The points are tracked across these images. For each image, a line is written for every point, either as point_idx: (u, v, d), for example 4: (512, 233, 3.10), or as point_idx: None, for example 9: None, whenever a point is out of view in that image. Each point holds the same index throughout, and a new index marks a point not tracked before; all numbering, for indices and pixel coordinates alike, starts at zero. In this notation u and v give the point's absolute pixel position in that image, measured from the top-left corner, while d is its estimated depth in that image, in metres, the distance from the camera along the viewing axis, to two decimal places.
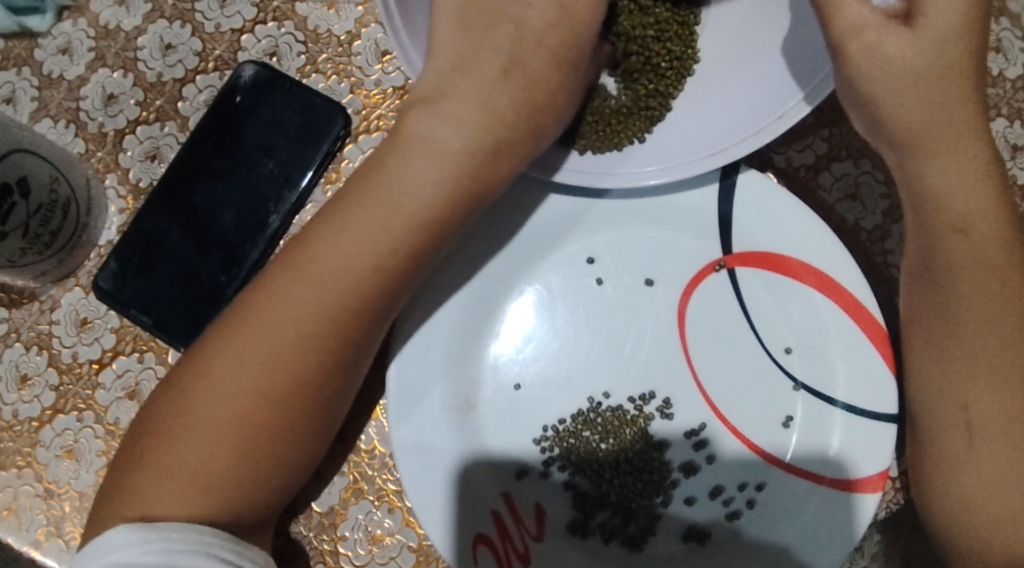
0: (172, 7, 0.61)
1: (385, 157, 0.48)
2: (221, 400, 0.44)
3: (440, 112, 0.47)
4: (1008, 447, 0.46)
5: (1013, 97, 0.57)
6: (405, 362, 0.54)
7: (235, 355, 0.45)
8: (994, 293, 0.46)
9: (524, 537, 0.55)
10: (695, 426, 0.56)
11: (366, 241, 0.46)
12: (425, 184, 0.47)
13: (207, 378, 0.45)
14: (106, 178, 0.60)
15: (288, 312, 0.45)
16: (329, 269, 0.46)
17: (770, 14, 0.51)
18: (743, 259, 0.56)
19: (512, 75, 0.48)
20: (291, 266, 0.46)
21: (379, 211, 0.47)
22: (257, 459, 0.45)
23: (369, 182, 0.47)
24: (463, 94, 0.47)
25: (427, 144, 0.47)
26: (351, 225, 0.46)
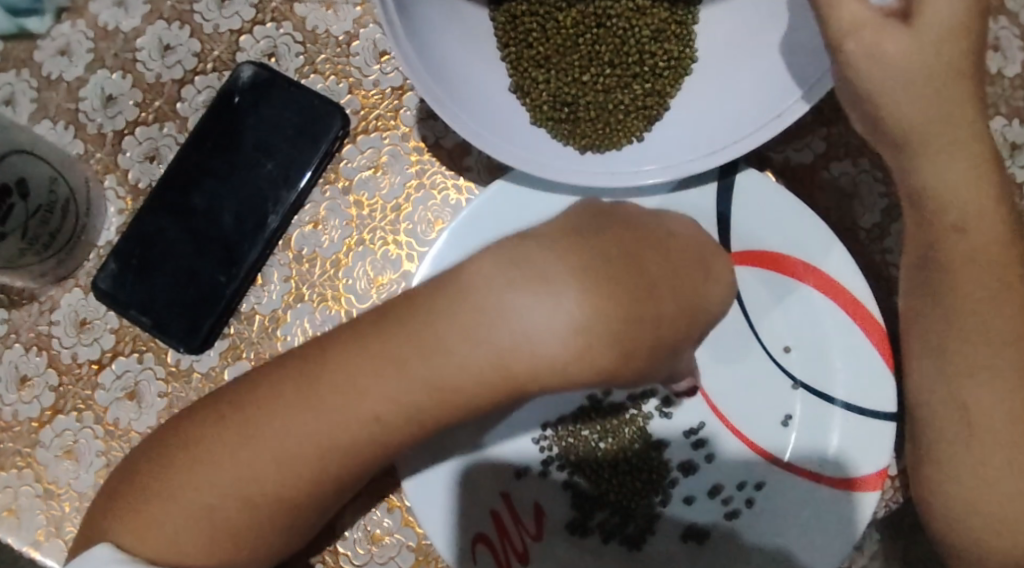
0: (171, 8, 0.61)
1: (445, 302, 0.39)
2: (212, 481, 0.41)
3: (530, 277, 0.38)
4: (1007, 447, 0.46)
5: (1012, 96, 0.57)
6: (426, 475, 0.53)
7: (236, 453, 0.41)
8: (994, 293, 0.46)
9: (524, 536, 0.55)
10: (695, 425, 0.56)
11: (400, 394, 0.39)
12: (513, 328, 0.37)
13: (205, 454, 0.41)
14: (105, 179, 0.61)
15: (298, 435, 0.40)
16: (341, 406, 0.40)
17: (766, 10, 0.51)
18: (742, 257, 0.55)
19: (626, 270, 0.38)
20: (319, 389, 0.40)
21: (429, 352, 0.39)
22: (237, 545, 0.42)
23: (439, 314, 0.39)
24: (563, 273, 0.38)
25: (498, 295, 0.38)
26: (394, 374, 0.39)
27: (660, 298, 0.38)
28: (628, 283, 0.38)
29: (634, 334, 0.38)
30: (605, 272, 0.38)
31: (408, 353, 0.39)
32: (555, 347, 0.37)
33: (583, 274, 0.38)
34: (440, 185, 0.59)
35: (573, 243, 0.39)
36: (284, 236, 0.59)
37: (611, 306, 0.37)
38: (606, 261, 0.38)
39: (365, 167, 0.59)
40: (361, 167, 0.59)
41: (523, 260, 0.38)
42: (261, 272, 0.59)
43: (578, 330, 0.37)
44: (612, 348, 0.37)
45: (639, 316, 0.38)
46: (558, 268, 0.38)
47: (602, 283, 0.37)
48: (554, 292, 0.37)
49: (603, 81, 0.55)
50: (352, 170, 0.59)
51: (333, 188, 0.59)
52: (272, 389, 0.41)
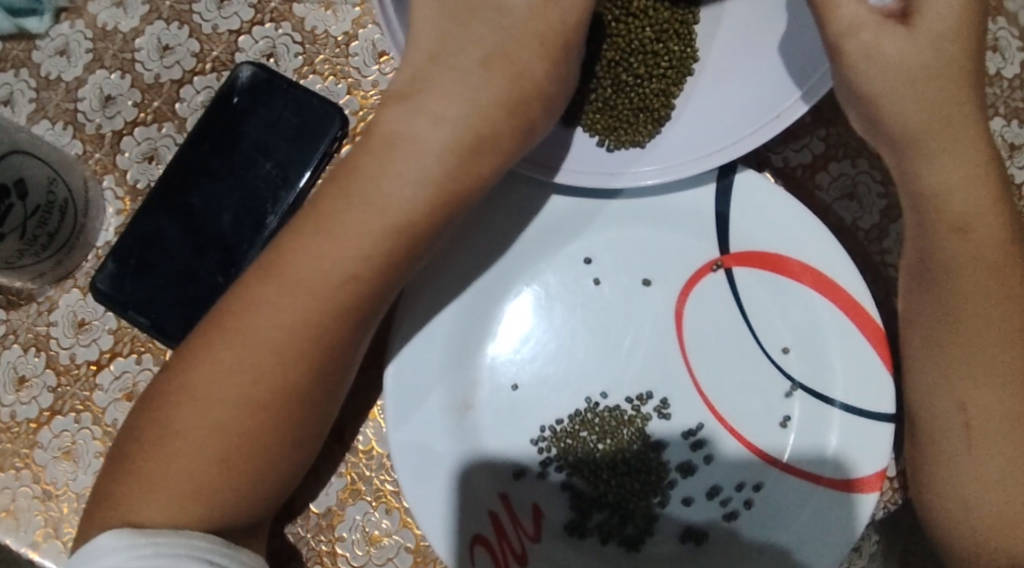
0: (169, 8, 0.61)
1: (369, 157, 0.47)
2: (218, 397, 0.45)
3: (427, 108, 0.47)
4: (1005, 446, 0.46)
5: (1011, 96, 0.57)
6: (401, 363, 0.54)
7: (234, 355, 0.45)
8: (993, 293, 0.46)
9: (522, 538, 0.55)
10: (693, 426, 0.56)
11: (361, 239, 0.46)
12: (433, 143, 0.47)
13: (203, 376, 0.45)
14: (104, 179, 0.60)
15: (284, 313, 0.45)
16: (321, 274, 0.46)
17: (767, 14, 0.51)
18: (742, 258, 0.55)
19: (500, 70, 0.48)
20: (283, 269, 0.46)
21: (378, 197, 0.46)
22: (254, 459, 0.45)
23: (357, 183, 0.47)
24: (457, 90, 0.47)
25: (419, 135, 0.47)
26: (344, 228, 0.46)
27: (536, 75, 0.48)
28: (508, 88, 0.47)
29: (523, 115, 0.48)
30: (482, 84, 0.47)
31: (347, 200, 0.46)
32: (468, 162, 0.47)
33: (476, 89, 0.47)
34: None
35: (445, 59, 0.48)
36: None
37: (491, 99, 0.47)
38: (487, 73, 0.47)
39: None
40: None
41: (428, 95, 0.47)
42: None
43: (476, 127, 0.47)
44: (511, 131, 0.48)
45: (523, 94, 0.48)
46: (450, 91, 0.47)
47: (487, 90, 0.47)
48: (448, 111, 0.47)
49: (608, 85, 0.54)
50: None
51: None
52: (251, 292, 0.46)
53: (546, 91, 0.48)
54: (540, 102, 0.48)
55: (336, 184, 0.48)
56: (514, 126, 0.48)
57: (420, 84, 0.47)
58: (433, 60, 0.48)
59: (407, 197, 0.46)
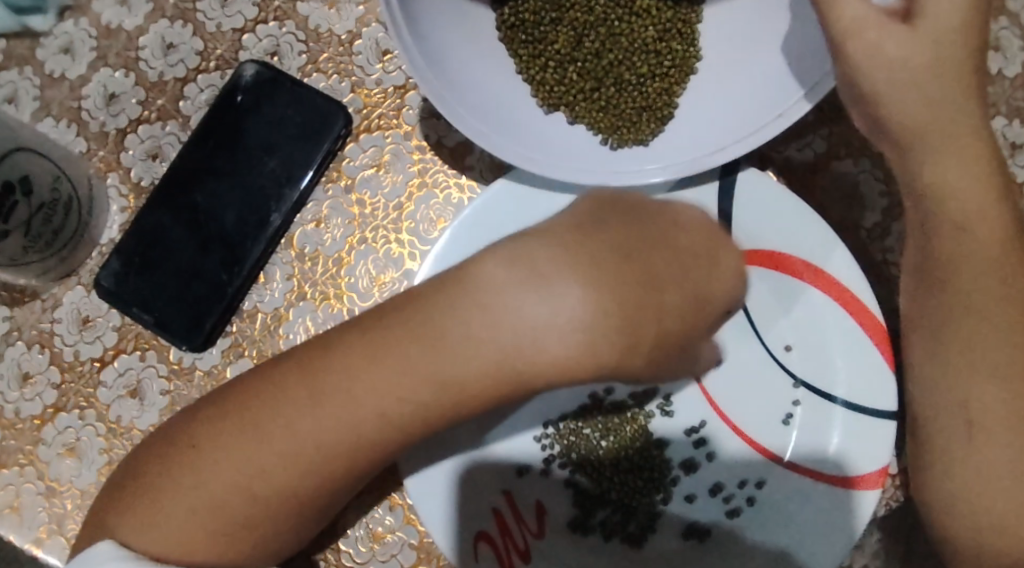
0: (173, 7, 0.61)
1: (456, 288, 0.40)
2: (219, 467, 0.41)
3: (540, 275, 0.38)
4: (1008, 443, 0.46)
5: (1013, 96, 0.57)
6: (424, 476, 0.52)
7: (246, 443, 0.41)
8: (995, 292, 0.46)
9: (525, 535, 0.55)
10: (695, 424, 0.56)
11: (394, 402, 0.40)
12: (524, 327, 0.38)
13: (212, 444, 0.42)
14: (108, 177, 0.61)
15: (308, 422, 0.40)
16: (352, 404, 0.40)
17: (767, 10, 0.51)
18: (747, 255, 0.55)
19: (636, 264, 0.39)
20: (323, 385, 0.41)
21: (435, 352, 0.39)
22: (251, 530, 0.43)
23: (436, 315, 0.40)
24: (569, 286, 0.38)
25: (522, 290, 0.38)
26: (395, 368, 0.39)
27: (636, 353, 0.39)
28: (637, 277, 0.39)
29: (638, 322, 0.38)
30: (616, 264, 0.38)
31: (419, 351, 0.39)
32: (559, 344, 0.38)
33: (598, 280, 0.38)
34: (442, 184, 0.59)
35: (575, 225, 0.40)
36: (286, 235, 0.59)
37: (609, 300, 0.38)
38: (621, 263, 0.39)
39: (367, 166, 0.59)
40: (363, 166, 0.59)
41: (556, 231, 0.40)
42: (263, 271, 0.59)
43: (580, 337, 0.38)
44: (620, 338, 0.38)
45: (643, 307, 0.38)
46: (579, 257, 0.38)
47: (599, 309, 0.38)
48: (561, 291, 0.38)
49: (611, 85, 0.55)
50: (355, 168, 0.59)
51: (335, 186, 0.59)
52: (280, 380, 0.42)
53: (672, 302, 0.39)
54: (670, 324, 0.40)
55: (415, 307, 0.40)
56: (628, 337, 0.38)
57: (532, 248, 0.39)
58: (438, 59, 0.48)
59: (470, 364, 0.39)
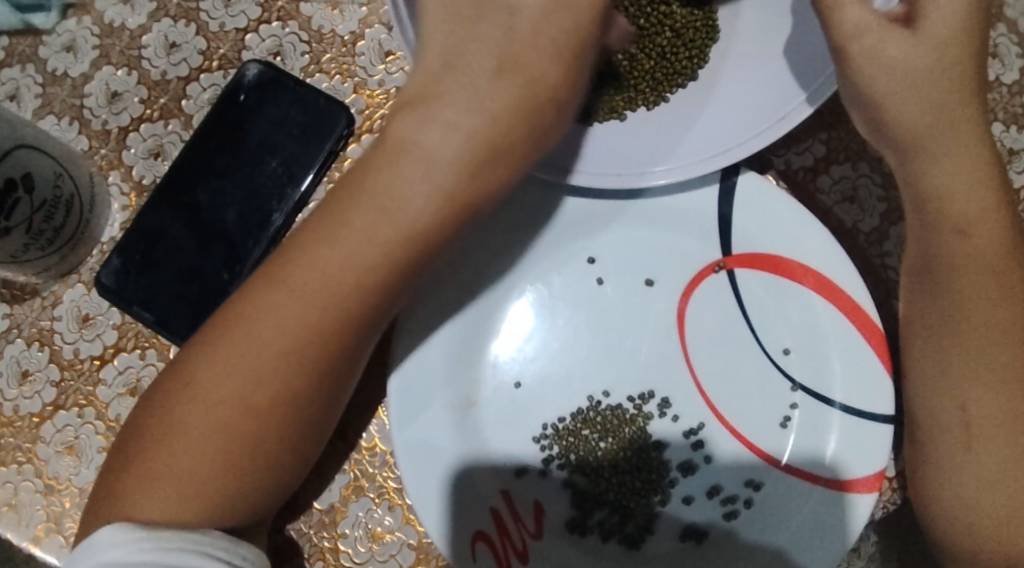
0: (177, 6, 0.61)
1: (381, 157, 0.46)
2: (218, 406, 0.45)
3: (438, 115, 0.46)
4: (1005, 445, 0.47)
5: (1010, 102, 0.58)
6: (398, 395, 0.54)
7: (237, 360, 0.45)
8: (993, 295, 0.47)
9: (523, 535, 0.55)
10: (694, 426, 0.56)
11: (362, 250, 0.45)
12: (451, 155, 0.45)
13: (208, 384, 0.45)
14: (109, 175, 0.61)
15: (287, 316, 0.45)
16: (329, 276, 0.45)
17: (774, 22, 0.52)
18: (745, 260, 0.56)
19: (516, 80, 0.46)
20: (291, 272, 0.46)
21: (381, 203, 0.46)
22: (252, 460, 0.45)
23: (373, 182, 0.46)
24: (460, 105, 0.46)
25: (436, 133, 0.46)
26: (352, 225, 0.46)
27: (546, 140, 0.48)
28: (517, 79, 0.46)
29: (537, 118, 0.47)
30: (496, 74, 0.46)
31: (361, 212, 0.46)
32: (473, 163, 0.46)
33: (485, 102, 0.46)
34: None
35: (457, 63, 0.46)
36: None
37: (496, 115, 0.46)
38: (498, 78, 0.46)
39: None
40: None
41: (461, 69, 0.46)
42: None
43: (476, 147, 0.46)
44: (521, 133, 0.47)
45: (535, 105, 0.47)
46: (471, 79, 0.46)
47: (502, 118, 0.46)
48: (461, 117, 0.46)
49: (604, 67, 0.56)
50: None
51: None
52: (261, 296, 0.46)
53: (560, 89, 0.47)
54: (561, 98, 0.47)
55: (352, 185, 0.46)
56: (529, 129, 0.47)
57: (431, 87, 0.46)
58: (446, 66, 0.46)
59: (418, 204, 0.46)
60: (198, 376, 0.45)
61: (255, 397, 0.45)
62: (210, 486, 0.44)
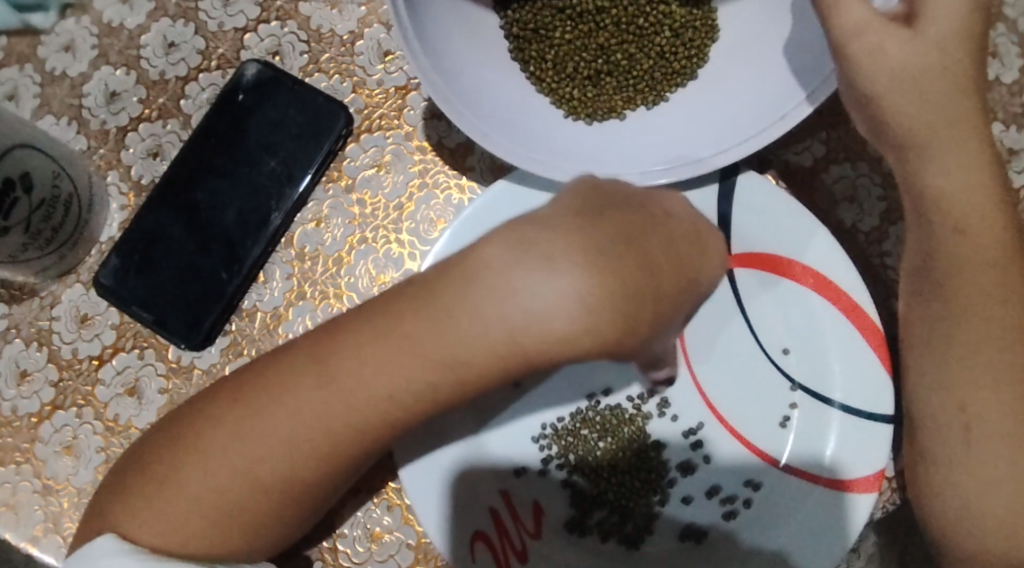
0: (176, 6, 0.61)
1: (457, 273, 0.36)
2: (222, 469, 0.40)
3: (548, 261, 0.34)
4: (1006, 445, 0.46)
5: (1010, 102, 0.58)
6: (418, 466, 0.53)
7: (250, 431, 0.39)
8: (993, 295, 0.47)
9: (522, 535, 0.55)
10: (694, 426, 0.56)
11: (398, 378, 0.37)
12: (542, 306, 0.34)
13: (215, 442, 0.40)
14: (107, 175, 0.61)
15: (308, 411, 0.39)
16: (365, 394, 0.38)
17: (769, 18, 0.52)
18: (745, 259, 0.56)
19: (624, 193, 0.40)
20: (325, 363, 0.38)
21: (433, 346, 0.36)
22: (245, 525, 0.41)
23: (445, 301, 0.36)
24: (576, 246, 0.34)
25: (526, 268, 0.34)
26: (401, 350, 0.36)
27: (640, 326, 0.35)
28: (635, 255, 0.34)
29: (641, 305, 0.34)
30: (618, 240, 0.34)
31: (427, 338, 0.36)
32: (568, 325, 0.34)
33: (595, 254, 0.34)
34: (442, 184, 0.60)
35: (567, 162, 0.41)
36: (286, 235, 0.59)
37: (613, 264, 0.34)
38: (620, 250, 0.34)
39: (368, 166, 0.60)
40: (364, 166, 0.60)
41: (591, 220, 0.35)
42: (262, 270, 0.59)
43: (583, 317, 0.34)
44: (623, 318, 0.34)
45: (645, 289, 0.34)
46: (579, 235, 0.34)
47: (614, 284, 0.34)
48: (567, 281, 0.34)
49: (607, 70, 0.57)
50: (355, 168, 0.60)
51: (336, 186, 0.60)
52: (283, 369, 0.40)
53: (668, 272, 0.35)
54: (665, 296, 0.35)
55: (416, 301, 0.37)
56: (630, 321, 0.34)
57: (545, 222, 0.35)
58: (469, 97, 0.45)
59: (484, 346, 0.35)
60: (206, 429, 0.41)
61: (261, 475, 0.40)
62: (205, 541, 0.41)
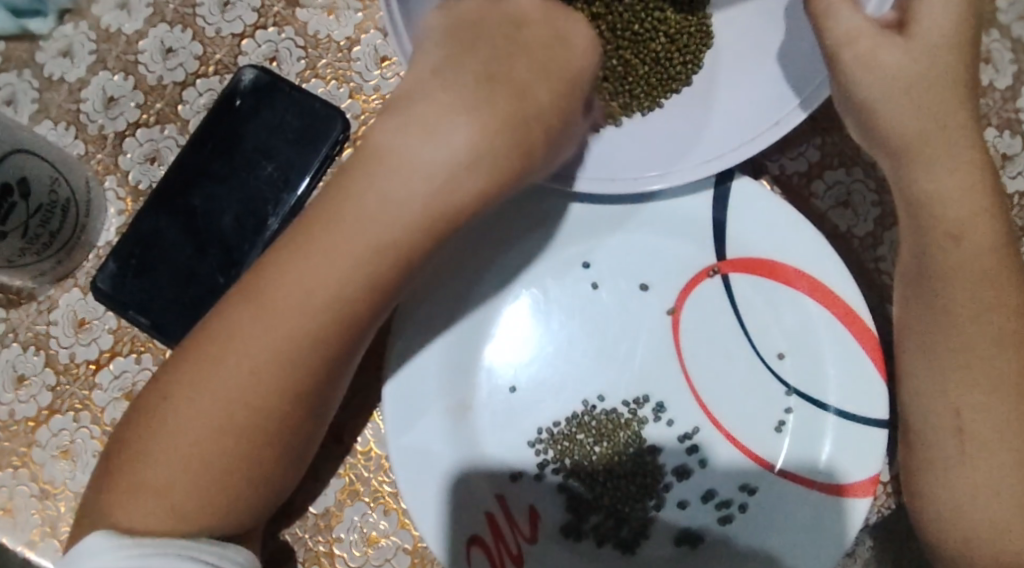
0: (173, 12, 0.61)
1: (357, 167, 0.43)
2: (195, 425, 0.43)
3: (427, 126, 0.43)
4: (1001, 449, 0.47)
5: (1004, 107, 0.58)
6: (393, 414, 0.54)
7: (211, 377, 0.43)
8: (987, 299, 0.47)
9: (518, 539, 0.56)
10: (689, 430, 0.56)
11: (335, 274, 0.42)
12: (435, 165, 0.43)
13: (184, 402, 0.43)
14: (105, 180, 0.61)
15: (259, 342, 0.42)
16: (302, 297, 0.43)
17: (765, 28, 0.52)
18: (740, 265, 0.56)
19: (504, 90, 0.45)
20: (266, 292, 0.43)
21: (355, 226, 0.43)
22: (230, 481, 0.43)
23: (348, 201, 0.43)
24: (450, 111, 0.43)
25: (419, 135, 0.43)
26: (320, 248, 0.43)
27: (535, 160, 0.46)
28: (508, 96, 0.44)
29: (527, 133, 0.45)
30: (479, 81, 0.44)
31: (337, 226, 0.43)
32: (465, 175, 0.43)
33: (470, 108, 0.43)
34: None
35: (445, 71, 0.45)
36: None
37: (493, 113, 0.44)
38: (487, 85, 0.45)
39: None
40: None
41: (449, 70, 0.45)
42: None
43: (477, 158, 0.43)
44: (508, 144, 0.44)
45: (527, 112, 0.45)
46: (453, 99, 0.44)
47: (491, 116, 0.43)
48: (446, 129, 0.43)
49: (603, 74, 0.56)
50: None
51: None
52: (231, 313, 0.43)
53: (547, 98, 0.46)
54: (546, 115, 0.46)
55: (325, 199, 0.44)
56: (519, 147, 0.44)
57: (417, 95, 0.44)
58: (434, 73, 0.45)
59: (397, 216, 0.43)
60: (174, 395, 0.43)
61: (233, 419, 0.43)
62: (194, 507, 0.43)
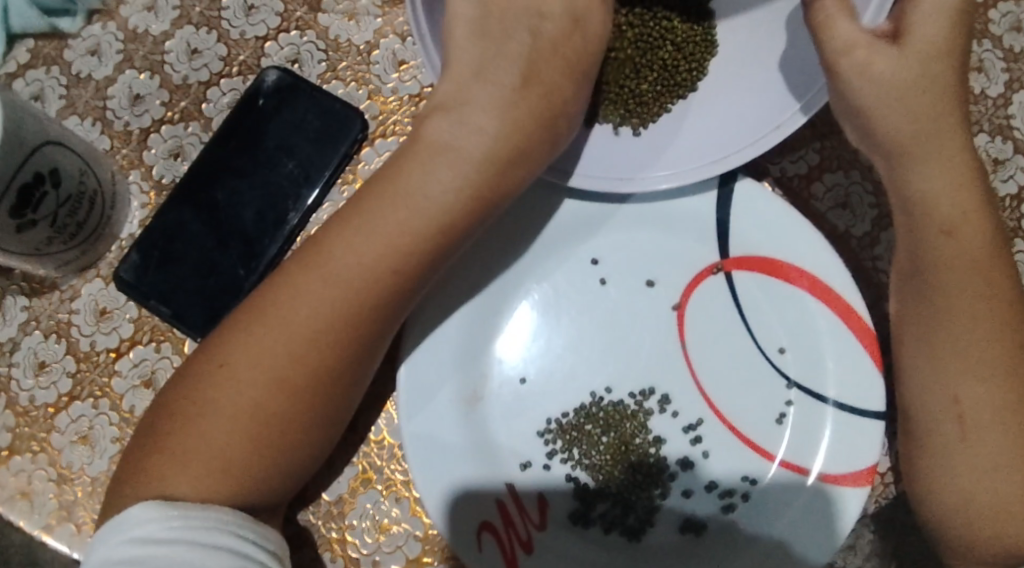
0: (199, 14, 0.64)
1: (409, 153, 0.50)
2: (249, 387, 0.46)
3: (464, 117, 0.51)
4: (994, 436, 0.49)
5: (994, 114, 0.61)
6: (410, 393, 0.56)
7: (265, 339, 0.47)
8: (979, 293, 0.50)
9: (528, 527, 0.57)
10: (694, 421, 0.58)
11: (387, 241, 0.49)
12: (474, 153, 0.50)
13: (237, 367, 0.47)
14: (129, 174, 0.63)
15: (313, 302, 0.48)
16: (354, 262, 0.48)
17: (768, 37, 0.55)
18: (742, 262, 0.58)
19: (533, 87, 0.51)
20: (319, 258, 0.48)
21: (404, 205, 0.49)
22: (279, 440, 0.47)
23: (398, 180, 0.50)
24: (486, 110, 0.50)
25: (457, 131, 0.50)
26: (372, 223, 0.49)
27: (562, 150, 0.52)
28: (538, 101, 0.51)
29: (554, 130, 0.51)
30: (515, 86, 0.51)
31: (389, 204, 0.49)
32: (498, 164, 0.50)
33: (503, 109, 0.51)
34: None
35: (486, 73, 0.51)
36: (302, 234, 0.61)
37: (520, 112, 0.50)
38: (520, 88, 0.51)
39: None
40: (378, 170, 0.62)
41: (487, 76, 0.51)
42: None
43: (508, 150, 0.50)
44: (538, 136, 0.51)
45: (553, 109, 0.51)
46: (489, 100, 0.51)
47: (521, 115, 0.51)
48: (480, 120, 0.50)
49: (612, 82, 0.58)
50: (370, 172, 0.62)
51: (350, 189, 0.62)
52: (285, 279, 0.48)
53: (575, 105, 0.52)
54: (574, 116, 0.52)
55: (380, 181, 0.50)
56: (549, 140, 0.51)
57: (461, 96, 0.51)
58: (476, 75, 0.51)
59: (440, 194, 0.49)
60: (225, 363, 0.47)
61: (286, 377, 0.47)
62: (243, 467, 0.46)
